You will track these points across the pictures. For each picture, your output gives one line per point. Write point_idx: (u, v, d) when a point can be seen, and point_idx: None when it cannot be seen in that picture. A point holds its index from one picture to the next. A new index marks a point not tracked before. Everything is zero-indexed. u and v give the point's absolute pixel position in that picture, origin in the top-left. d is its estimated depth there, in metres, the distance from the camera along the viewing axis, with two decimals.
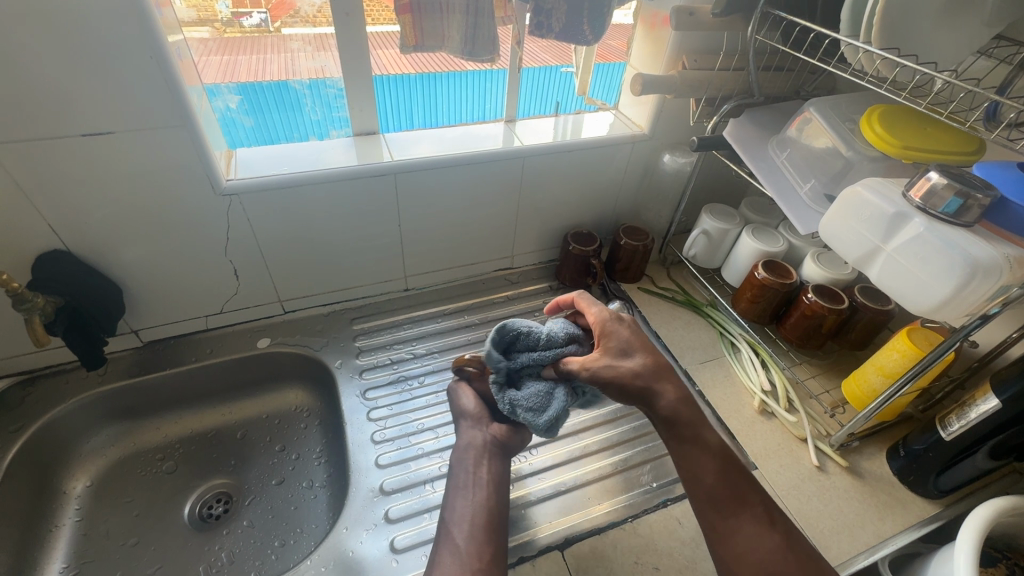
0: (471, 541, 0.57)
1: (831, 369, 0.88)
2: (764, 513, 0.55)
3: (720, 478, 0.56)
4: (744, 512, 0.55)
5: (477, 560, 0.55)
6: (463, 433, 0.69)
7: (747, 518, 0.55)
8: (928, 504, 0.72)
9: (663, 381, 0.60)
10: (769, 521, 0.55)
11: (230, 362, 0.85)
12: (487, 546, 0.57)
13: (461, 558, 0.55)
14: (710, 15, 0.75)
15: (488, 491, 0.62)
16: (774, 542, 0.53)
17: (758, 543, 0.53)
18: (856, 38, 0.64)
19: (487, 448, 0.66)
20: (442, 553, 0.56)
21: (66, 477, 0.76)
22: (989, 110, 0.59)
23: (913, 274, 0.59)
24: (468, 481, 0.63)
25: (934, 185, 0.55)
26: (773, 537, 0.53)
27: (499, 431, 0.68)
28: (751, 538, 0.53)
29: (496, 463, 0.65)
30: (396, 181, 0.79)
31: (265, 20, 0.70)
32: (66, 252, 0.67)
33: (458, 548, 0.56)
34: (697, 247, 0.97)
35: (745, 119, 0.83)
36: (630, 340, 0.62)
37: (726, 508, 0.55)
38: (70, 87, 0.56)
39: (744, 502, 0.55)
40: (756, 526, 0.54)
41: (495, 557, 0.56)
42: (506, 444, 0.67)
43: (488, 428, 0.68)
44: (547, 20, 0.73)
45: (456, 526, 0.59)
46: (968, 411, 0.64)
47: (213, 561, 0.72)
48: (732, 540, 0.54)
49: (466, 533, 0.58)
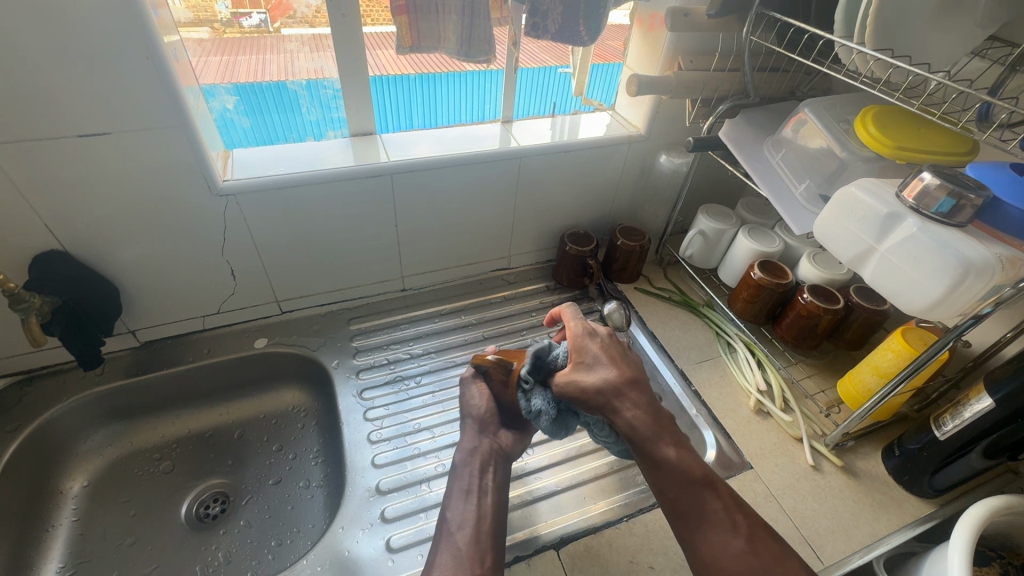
0: (474, 546, 0.57)
1: (827, 369, 0.88)
2: (729, 519, 0.53)
3: (680, 489, 0.55)
4: (706, 521, 0.53)
5: (478, 564, 0.55)
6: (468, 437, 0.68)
7: (710, 526, 0.53)
8: (923, 503, 0.72)
9: (624, 396, 0.59)
10: (734, 526, 0.53)
11: (228, 362, 0.85)
12: (489, 552, 0.57)
13: (462, 561, 0.55)
14: (705, 16, 0.75)
15: (492, 497, 0.62)
16: (738, 548, 0.51)
17: (723, 551, 0.51)
18: (850, 39, 0.64)
19: (492, 453, 0.66)
20: (443, 556, 0.56)
21: (64, 477, 0.76)
22: (982, 111, 0.57)
23: (907, 274, 0.59)
24: (472, 485, 0.63)
25: (927, 186, 0.55)
26: (739, 542, 0.51)
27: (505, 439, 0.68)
28: (717, 548, 0.51)
29: (499, 469, 0.65)
30: (393, 181, 0.80)
31: (264, 21, 0.70)
32: (63, 252, 0.68)
33: (460, 552, 0.56)
34: (693, 247, 0.97)
35: (741, 120, 0.84)
36: (599, 355, 0.63)
37: (692, 520, 0.54)
38: (66, 88, 0.56)
39: (706, 512, 0.54)
40: (720, 534, 0.52)
41: (496, 561, 0.56)
42: (509, 453, 0.67)
43: (494, 435, 0.68)
44: (544, 21, 0.73)
45: (458, 529, 0.58)
46: (962, 410, 0.64)
47: (209, 561, 0.72)
48: (699, 553, 0.52)
49: (469, 537, 0.57)
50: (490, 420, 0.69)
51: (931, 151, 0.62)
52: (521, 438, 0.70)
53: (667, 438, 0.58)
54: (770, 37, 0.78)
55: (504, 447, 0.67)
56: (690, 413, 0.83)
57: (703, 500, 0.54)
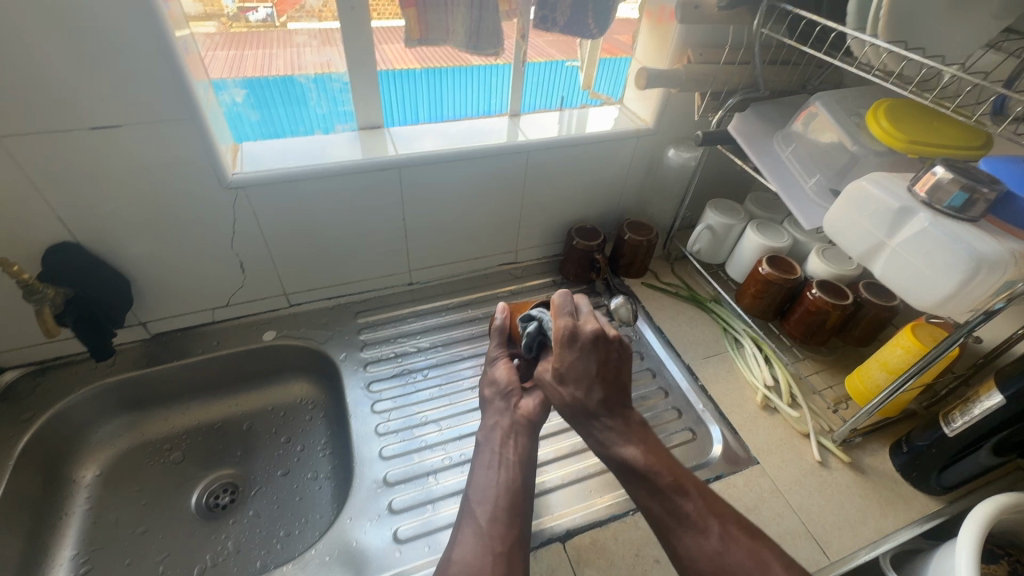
0: (494, 522, 0.56)
1: (835, 365, 0.87)
2: (700, 521, 0.54)
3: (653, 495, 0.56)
4: (679, 524, 0.54)
5: (499, 543, 0.55)
6: (492, 413, 0.67)
7: (685, 529, 0.54)
8: (931, 500, 0.72)
9: (600, 410, 0.60)
10: (706, 527, 0.54)
11: (236, 354, 0.86)
12: (511, 526, 0.56)
13: (483, 538, 0.55)
14: (716, 9, 0.74)
15: (513, 471, 0.61)
16: (710, 549, 0.52)
17: (697, 550, 0.53)
18: (863, 32, 0.63)
19: (514, 425, 0.64)
20: (464, 533, 0.56)
21: (76, 466, 0.77)
22: (995, 104, 0.56)
23: (917, 269, 0.59)
24: (494, 460, 0.62)
25: (939, 180, 0.55)
26: (711, 541, 0.53)
27: (526, 408, 0.66)
28: (692, 549, 0.53)
29: (524, 440, 0.64)
30: (401, 175, 0.80)
31: (270, 15, 0.70)
32: (75, 244, 0.68)
33: (480, 528, 0.56)
34: (702, 241, 0.97)
35: (751, 113, 0.83)
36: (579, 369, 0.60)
37: (665, 524, 0.55)
38: (78, 81, 0.56)
39: (681, 514, 0.55)
40: (694, 537, 0.53)
41: (517, 537, 0.56)
42: (532, 421, 0.65)
43: (515, 409, 0.66)
44: (552, 14, 0.77)
45: (478, 505, 0.58)
46: (972, 407, 0.63)
47: (219, 550, 0.73)
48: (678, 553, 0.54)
49: (488, 513, 0.57)
50: (511, 390, 0.67)
51: (943, 144, 0.62)
52: (545, 402, 0.67)
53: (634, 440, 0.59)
54: (781, 30, 0.76)
55: (529, 416, 0.65)
56: (697, 408, 0.83)
57: (676, 502, 0.55)
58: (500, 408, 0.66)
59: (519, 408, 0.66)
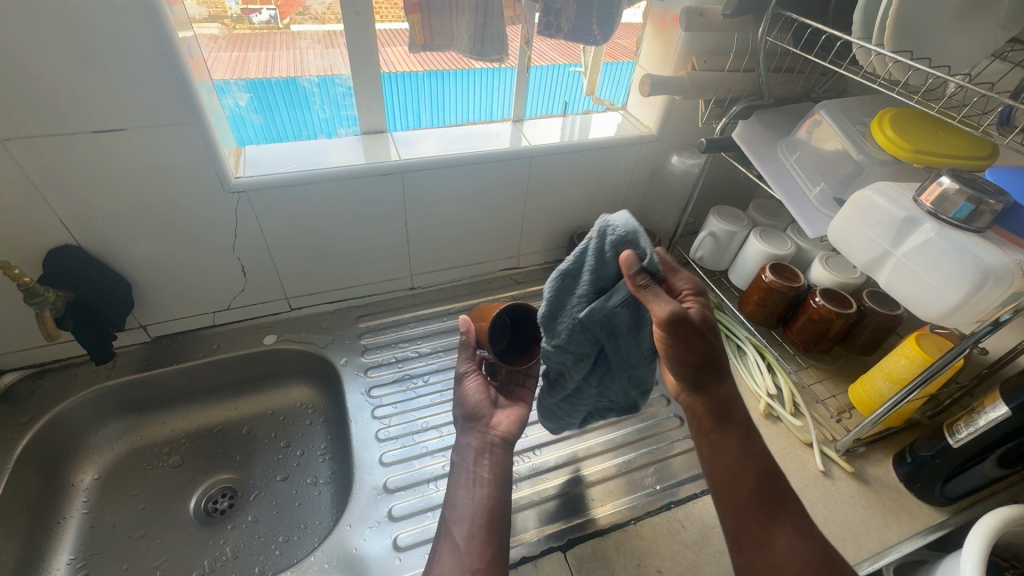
0: (473, 540, 0.54)
1: (838, 374, 0.87)
2: (803, 526, 0.51)
3: (764, 482, 0.53)
4: (785, 519, 0.51)
5: (477, 560, 0.52)
6: (463, 433, 0.66)
7: (783, 528, 0.50)
8: (935, 511, 0.71)
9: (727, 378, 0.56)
10: (804, 531, 0.51)
11: (235, 358, 0.85)
12: (488, 547, 0.54)
13: (460, 557, 0.53)
14: (721, 16, 0.74)
15: (489, 489, 0.59)
16: (810, 552, 0.49)
17: (796, 551, 0.49)
18: (869, 40, 0.63)
19: (487, 444, 0.63)
20: (441, 552, 0.54)
21: (75, 469, 0.77)
22: (1003, 115, 0.56)
23: (924, 279, 0.58)
24: (470, 479, 0.60)
25: (945, 190, 0.55)
26: (810, 547, 0.49)
27: (500, 427, 0.65)
28: (789, 545, 0.49)
29: (499, 457, 0.63)
30: (403, 179, 0.80)
31: (273, 18, 0.70)
32: (76, 247, 0.68)
33: (458, 548, 0.54)
34: (705, 248, 0.97)
35: (755, 121, 0.82)
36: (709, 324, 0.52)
37: (769, 512, 0.51)
38: (83, 83, 0.56)
39: (784, 512, 0.52)
40: (793, 539, 0.50)
41: (497, 554, 0.54)
42: (508, 438, 0.64)
43: (488, 428, 0.65)
44: (557, 20, 0.73)
45: (455, 524, 0.56)
46: (977, 418, 0.63)
47: (217, 555, 0.73)
48: (766, 549, 0.50)
49: (466, 532, 0.55)
50: (481, 411, 0.66)
51: (949, 155, 0.62)
52: (519, 418, 0.67)
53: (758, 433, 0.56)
54: (785, 38, 0.76)
55: (505, 434, 0.64)
56: None
57: (784, 501, 0.52)
58: (471, 428, 0.65)
59: (493, 428, 0.65)
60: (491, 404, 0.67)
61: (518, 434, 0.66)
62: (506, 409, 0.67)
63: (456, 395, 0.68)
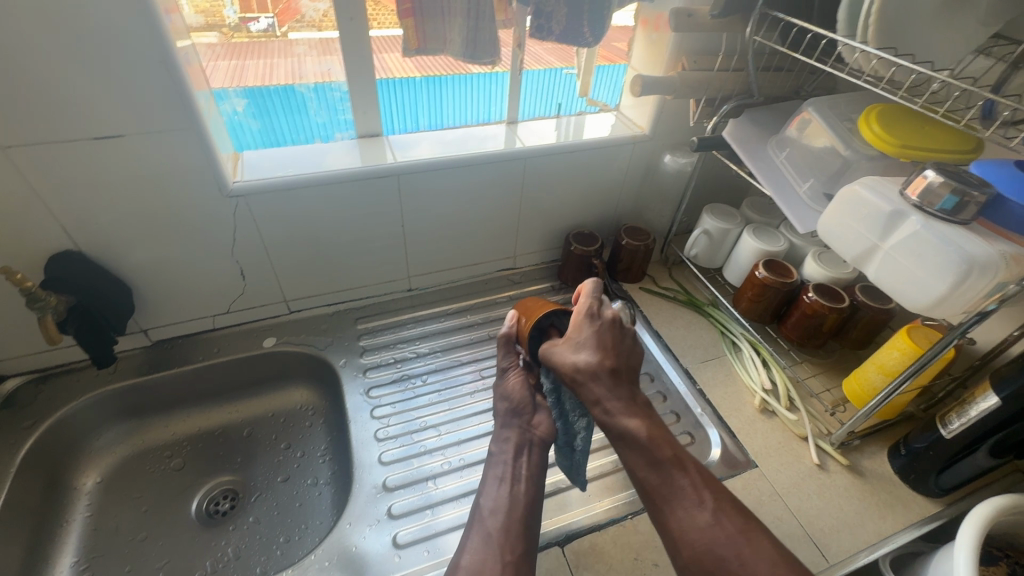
0: (506, 533, 0.56)
1: (832, 368, 0.88)
2: (696, 495, 0.53)
3: (650, 469, 0.55)
4: (675, 498, 0.53)
5: (508, 552, 0.55)
6: (505, 427, 0.67)
7: (679, 504, 0.53)
8: (929, 502, 0.72)
9: (599, 378, 0.59)
10: (700, 500, 0.52)
11: (236, 362, 0.86)
12: (520, 542, 0.56)
13: (494, 548, 0.55)
14: (708, 17, 0.75)
15: (527, 485, 0.61)
16: (704, 521, 0.51)
17: (690, 526, 0.51)
18: (854, 38, 0.64)
19: (525, 442, 0.65)
20: (472, 539, 0.56)
21: (77, 473, 0.77)
22: (985, 109, 0.58)
23: (911, 272, 0.59)
24: (506, 472, 0.62)
25: (930, 183, 0.56)
26: (707, 515, 0.51)
27: (541, 428, 0.67)
28: (684, 523, 0.51)
29: (538, 456, 0.65)
30: (399, 182, 0.81)
31: (272, 26, 0.71)
32: (77, 253, 0.69)
33: (491, 538, 0.56)
34: (698, 246, 0.97)
35: (745, 120, 0.84)
36: (590, 338, 0.62)
37: (661, 498, 0.54)
38: (83, 93, 0.57)
39: (675, 490, 0.53)
40: (687, 510, 0.52)
41: (526, 550, 0.56)
42: (545, 439, 0.66)
43: (530, 425, 0.67)
44: (548, 23, 0.75)
45: (490, 514, 0.58)
46: (968, 409, 0.64)
47: (219, 557, 0.74)
48: (670, 527, 0.52)
49: (499, 524, 0.57)
50: (524, 408, 0.68)
51: (933, 149, 0.63)
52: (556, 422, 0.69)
53: (638, 415, 0.57)
54: (773, 37, 0.77)
55: (543, 436, 0.67)
56: (695, 412, 0.83)
57: (672, 480, 0.54)
58: (512, 422, 0.67)
59: (534, 427, 0.67)
60: (532, 404, 0.68)
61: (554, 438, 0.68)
62: (545, 410, 0.69)
63: (498, 389, 0.71)
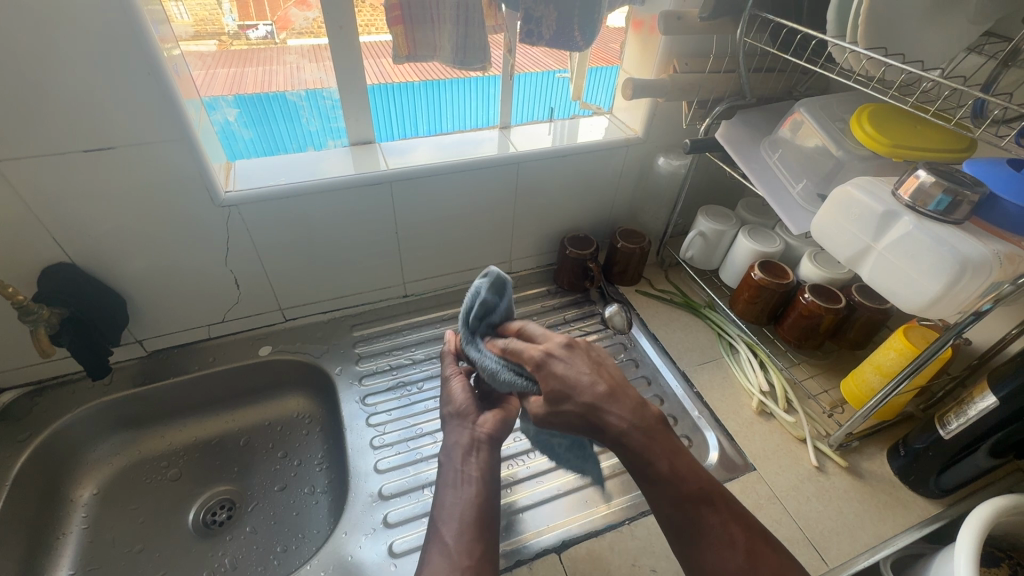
0: (461, 539, 0.55)
1: (830, 369, 0.88)
2: (727, 534, 0.51)
3: (676, 505, 0.53)
4: (705, 538, 0.51)
5: (467, 557, 0.54)
6: (451, 432, 0.66)
7: (711, 544, 0.51)
8: (930, 503, 0.71)
9: (617, 402, 0.57)
10: (732, 541, 0.51)
11: (232, 371, 0.86)
12: (478, 545, 0.55)
13: (450, 557, 0.53)
14: (698, 19, 0.75)
15: (477, 487, 0.59)
16: (738, 563, 0.49)
17: (721, 566, 0.50)
18: (843, 39, 0.64)
19: (475, 441, 0.63)
20: (430, 553, 0.55)
21: (73, 485, 0.77)
22: (976, 107, 0.57)
23: (904, 273, 0.59)
24: (457, 478, 0.60)
25: (923, 183, 0.56)
26: (738, 558, 0.49)
27: (487, 425, 0.65)
28: (715, 564, 0.50)
29: (486, 455, 0.63)
30: (392, 189, 0.81)
31: (271, 33, 0.74)
32: (71, 265, 0.69)
33: (447, 547, 0.54)
34: (694, 248, 0.97)
35: (738, 121, 0.83)
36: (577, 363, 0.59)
37: (691, 537, 0.52)
38: (74, 106, 0.58)
39: (705, 529, 0.52)
40: (718, 549, 0.50)
41: (486, 555, 0.54)
42: (494, 437, 0.64)
43: (474, 424, 0.65)
44: (538, 28, 0.73)
45: (444, 525, 0.57)
46: (966, 409, 0.63)
47: (216, 567, 0.73)
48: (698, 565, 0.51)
49: (455, 531, 0.56)
50: (468, 409, 0.66)
51: (927, 148, 0.63)
52: (505, 418, 0.67)
53: (660, 445, 0.55)
54: (763, 38, 0.77)
55: (490, 433, 0.64)
56: (693, 415, 0.83)
57: (701, 517, 0.52)
58: (459, 426, 0.65)
59: (479, 426, 0.65)
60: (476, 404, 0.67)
61: (503, 434, 0.66)
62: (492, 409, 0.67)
63: (443, 396, 0.70)
